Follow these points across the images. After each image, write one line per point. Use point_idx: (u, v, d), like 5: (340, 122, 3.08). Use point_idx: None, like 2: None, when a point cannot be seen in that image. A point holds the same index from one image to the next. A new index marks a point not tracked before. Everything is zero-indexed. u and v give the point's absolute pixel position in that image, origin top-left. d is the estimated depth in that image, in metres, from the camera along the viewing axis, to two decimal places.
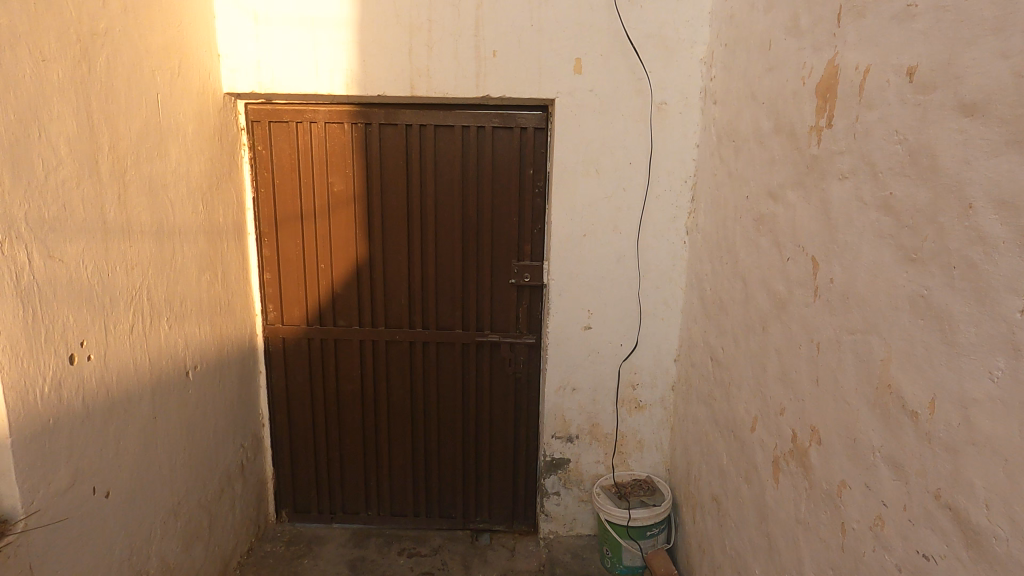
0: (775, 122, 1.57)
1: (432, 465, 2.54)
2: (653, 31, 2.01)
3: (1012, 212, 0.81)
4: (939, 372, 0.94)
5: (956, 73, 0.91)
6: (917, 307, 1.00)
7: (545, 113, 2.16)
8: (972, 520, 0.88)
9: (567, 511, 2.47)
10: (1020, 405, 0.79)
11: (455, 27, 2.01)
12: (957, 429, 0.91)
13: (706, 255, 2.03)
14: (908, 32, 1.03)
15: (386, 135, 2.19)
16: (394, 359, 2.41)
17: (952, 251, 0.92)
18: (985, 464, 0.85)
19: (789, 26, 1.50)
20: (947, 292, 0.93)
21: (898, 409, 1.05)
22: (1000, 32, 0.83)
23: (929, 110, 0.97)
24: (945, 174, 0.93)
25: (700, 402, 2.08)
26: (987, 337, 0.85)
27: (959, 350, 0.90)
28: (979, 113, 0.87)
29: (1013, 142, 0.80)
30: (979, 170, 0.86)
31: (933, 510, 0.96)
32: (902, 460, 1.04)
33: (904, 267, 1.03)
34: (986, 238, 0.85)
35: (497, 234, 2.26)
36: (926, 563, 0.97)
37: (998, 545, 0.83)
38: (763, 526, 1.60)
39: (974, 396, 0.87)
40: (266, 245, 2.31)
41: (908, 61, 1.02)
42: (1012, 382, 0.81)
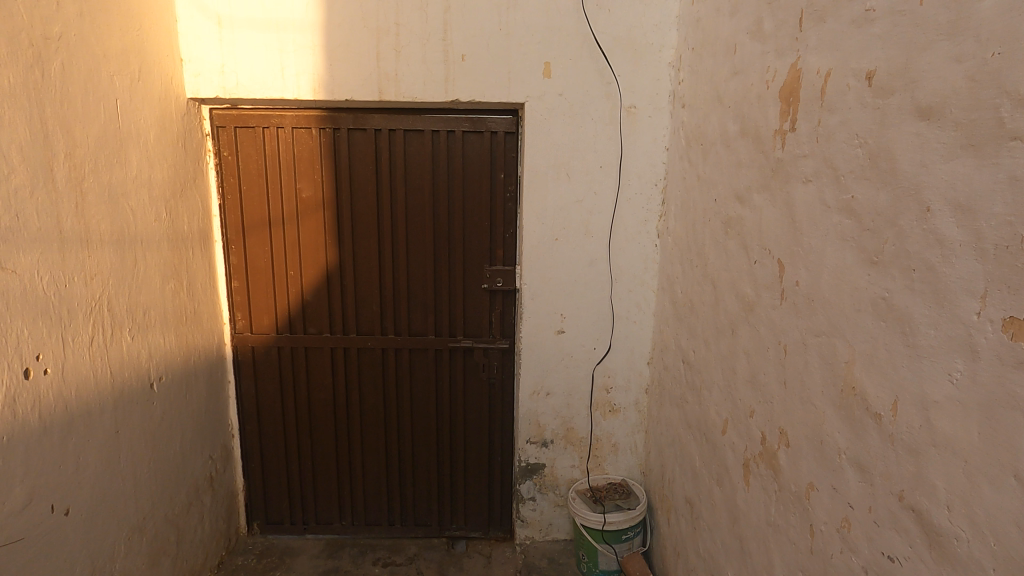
0: (741, 125, 1.57)
1: (407, 473, 2.50)
2: (621, 36, 2.02)
3: (968, 215, 0.81)
4: (900, 374, 0.94)
5: (913, 76, 0.91)
6: (880, 309, 1.00)
7: (515, 117, 2.14)
8: (934, 521, 0.88)
9: (543, 517, 2.46)
10: (979, 408, 0.79)
11: (424, 31, 1.99)
12: (919, 430, 0.90)
13: (677, 259, 2.04)
14: (868, 36, 1.03)
15: (354, 140, 2.16)
16: (367, 366, 2.37)
17: (911, 254, 0.92)
18: (946, 466, 0.85)
19: (753, 30, 1.51)
20: (907, 293, 0.93)
21: (862, 411, 1.05)
22: (954, 37, 0.83)
23: (887, 114, 0.98)
24: (904, 177, 0.93)
25: (673, 405, 2.08)
26: (947, 339, 0.85)
27: (919, 353, 0.90)
28: (934, 116, 0.87)
29: (968, 146, 0.81)
30: (935, 174, 0.86)
31: (897, 512, 0.96)
32: (866, 461, 1.04)
33: (866, 270, 1.03)
34: (943, 241, 0.85)
35: (469, 239, 2.24)
36: (891, 564, 0.97)
37: (959, 546, 0.83)
38: (735, 528, 1.60)
39: (934, 398, 0.87)
40: (233, 252, 2.26)
41: (868, 65, 1.03)
42: (970, 384, 0.81)
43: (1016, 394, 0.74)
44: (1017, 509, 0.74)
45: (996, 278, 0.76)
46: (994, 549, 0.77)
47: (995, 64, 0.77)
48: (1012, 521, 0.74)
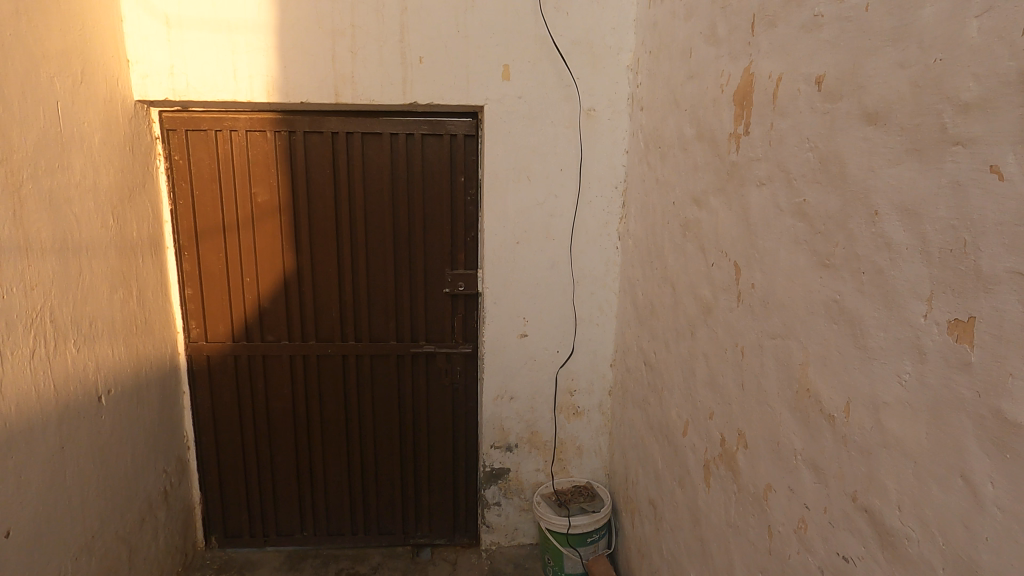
0: (697, 128, 1.57)
1: (370, 481, 2.45)
2: (579, 38, 2.01)
3: (914, 219, 0.81)
4: (852, 377, 0.94)
5: (861, 81, 0.91)
6: (832, 312, 1.00)
7: (475, 120, 2.12)
8: (886, 522, 0.88)
9: (508, 522, 2.43)
10: (926, 410, 0.79)
11: (380, 32, 1.95)
12: (870, 432, 0.91)
13: (637, 261, 2.04)
14: (816, 42, 1.04)
15: (311, 143, 2.10)
16: (327, 373, 2.32)
17: (861, 257, 0.92)
18: (896, 467, 0.85)
19: (708, 34, 1.51)
20: (858, 296, 0.93)
21: (816, 413, 1.05)
22: (898, 43, 0.83)
23: (836, 118, 0.98)
24: (853, 181, 0.94)
25: (635, 407, 2.08)
26: (896, 341, 0.85)
27: (870, 355, 0.90)
28: (881, 121, 0.87)
29: (912, 150, 0.81)
30: (883, 178, 0.86)
31: (851, 512, 0.96)
32: (821, 463, 1.04)
33: (818, 272, 1.03)
34: (891, 244, 0.85)
35: (430, 243, 2.21)
36: (846, 564, 0.97)
37: (910, 546, 0.83)
38: (696, 529, 1.60)
39: (884, 399, 0.87)
40: (186, 259, 2.19)
41: (817, 70, 1.03)
42: (917, 386, 0.81)
43: (962, 396, 0.74)
44: (965, 511, 0.74)
45: (941, 281, 0.76)
46: (943, 549, 0.77)
47: (937, 70, 0.77)
48: (961, 522, 0.74)
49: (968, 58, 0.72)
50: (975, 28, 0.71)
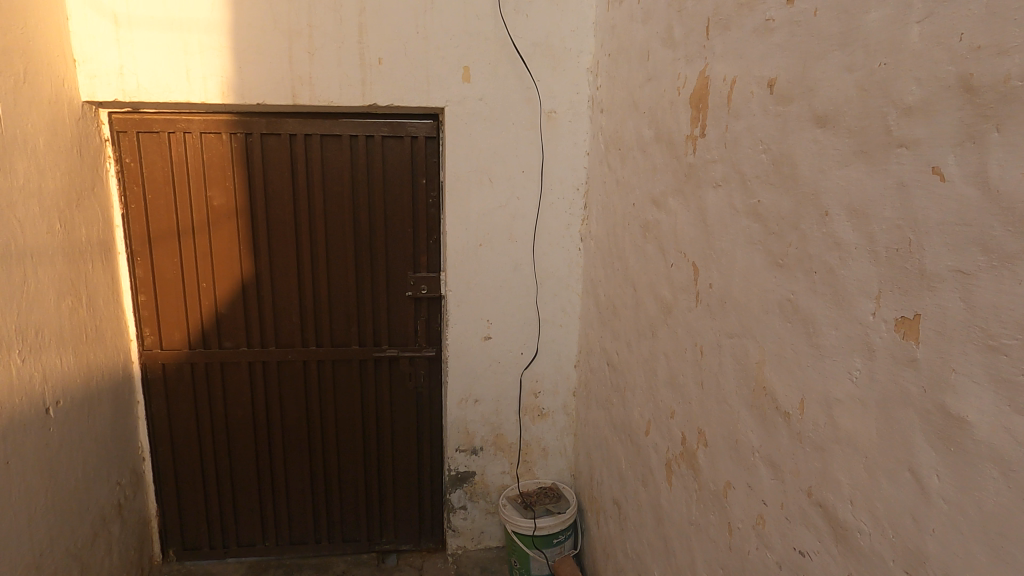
0: (655, 131, 1.59)
1: (333, 488, 2.41)
2: (539, 40, 2.01)
3: (862, 219, 0.82)
4: (806, 374, 0.96)
5: (811, 85, 0.93)
6: (786, 311, 1.01)
7: (436, 122, 2.10)
8: (839, 516, 0.89)
9: (474, 525, 2.42)
10: (875, 406, 0.81)
11: (337, 32, 1.92)
12: (824, 428, 0.92)
13: (600, 262, 2.04)
14: (768, 45, 1.05)
15: (268, 146, 2.06)
16: (288, 380, 2.27)
17: (813, 256, 0.93)
18: (849, 462, 0.87)
19: (664, 37, 1.53)
20: (810, 295, 0.95)
21: (773, 410, 1.06)
22: (846, 47, 0.85)
23: (788, 121, 0.99)
24: (804, 182, 0.95)
25: (599, 408, 2.09)
26: (847, 338, 0.86)
27: (822, 353, 0.92)
28: (830, 123, 0.88)
29: (860, 152, 0.82)
30: (832, 179, 0.88)
31: (806, 508, 0.97)
32: (778, 460, 1.05)
33: (773, 272, 1.05)
34: (841, 244, 0.87)
35: (392, 246, 2.18)
36: (803, 559, 0.99)
37: (862, 539, 0.85)
38: (659, 528, 1.61)
39: (836, 396, 0.89)
40: (139, 264, 2.12)
41: (769, 73, 1.05)
42: (867, 383, 0.82)
43: (909, 391, 0.75)
44: (913, 504, 0.75)
45: (887, 280, 0.78)
46: (893, 542, 0.78)
47: (882, 74, 0.78)
48: (910, 516, 0.76)
49: (910, 62, 0.73)
50: (916, 33, 0.73)
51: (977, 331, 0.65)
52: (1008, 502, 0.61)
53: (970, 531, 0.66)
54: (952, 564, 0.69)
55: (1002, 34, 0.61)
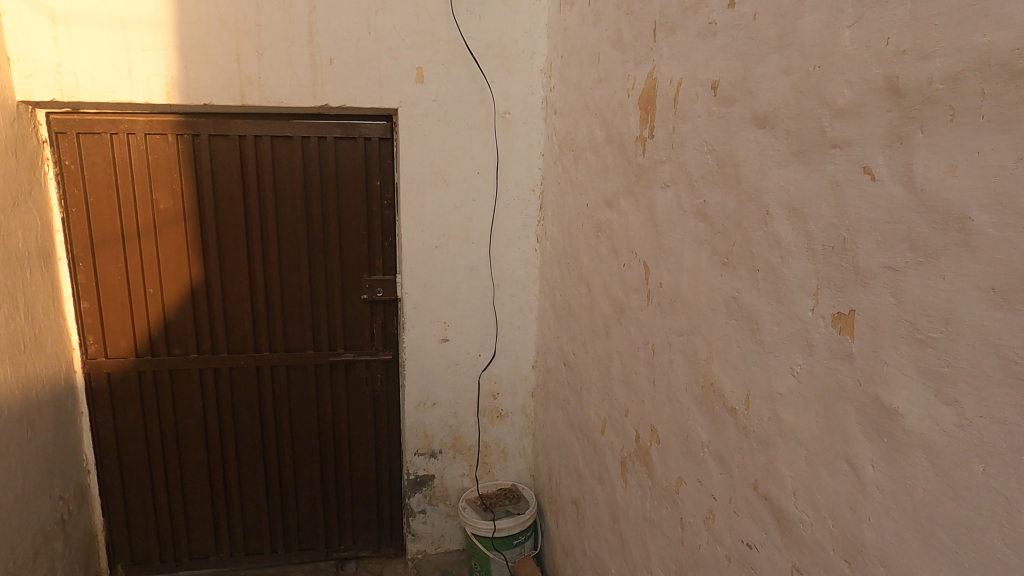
0: (607, 132, 1.60)
1: (289, 496, 2.36)
2: (492, 42, 2.01)
3: (800, 217, 0.83)
4: (751, 370, 0.97)
5: (751, 87, 0.95)
6: (732, 308, 1.03)
7: (389, 123, 2.08)
8: (784, 508, 0.90)
9: (434, 529, 2.40)
10: (815, 400, 0.82)
11: (287, 33, 1.88)
12: (768, 423, 0.93)
13: (555, 263, 2.05)
14: (712, 48, 1.07)
15: (216, 147, 2.00)
16: (240, 387, 2.21)
17: (756, 255, 0.95)
18: (792, 456, 0.88)
19: (614, 39, 1.54)
20: (753, 293, 0.96)
21: (720, 406, 1.08)
22: (783, 50, 0.87)
23: (731, 122, 1.01)
24: (747, 182, 0.97)
25: (557, 408, 2.10)
26: (788, 334, 0.87)
27: (766, 349, 0.93)
28: (770, 125, 0.90)
29: (797, 153, 0.84)
30: (773, 179, 0.89)
31: (753, 501, 0.99)
32: (726, 455, 1.06)
33: (718, 271, 1.07)
34: (782, 243, 0.88)
35: (346, 249, 2.15)
36: (750, 552, 1.00)
37: (805, 530, 0.86)
38: (616, 525, 1.62)
39: (779, 391, 0.90)
40: (82, 270, 2.03)
41: (712, 75, 1.07)
42: (807, 377, 0.83)
43: (845, 384, 0.76)
44: (851, 494, 0.76)
45: (824, 276, 0.78)
46: (834, 532, 0.79)
47: (816, 76, 0.80)
48: (848, 505, 0.76)
49: (842, 65, 0.74)
50: (846, 37, 0.74)
51: (906, 325, 0.65)
52: (938, 490, 0.62)
53: (903, 518, 0.67)
54: (887, 552, 0.70)
55: (924, 38, 0.62)
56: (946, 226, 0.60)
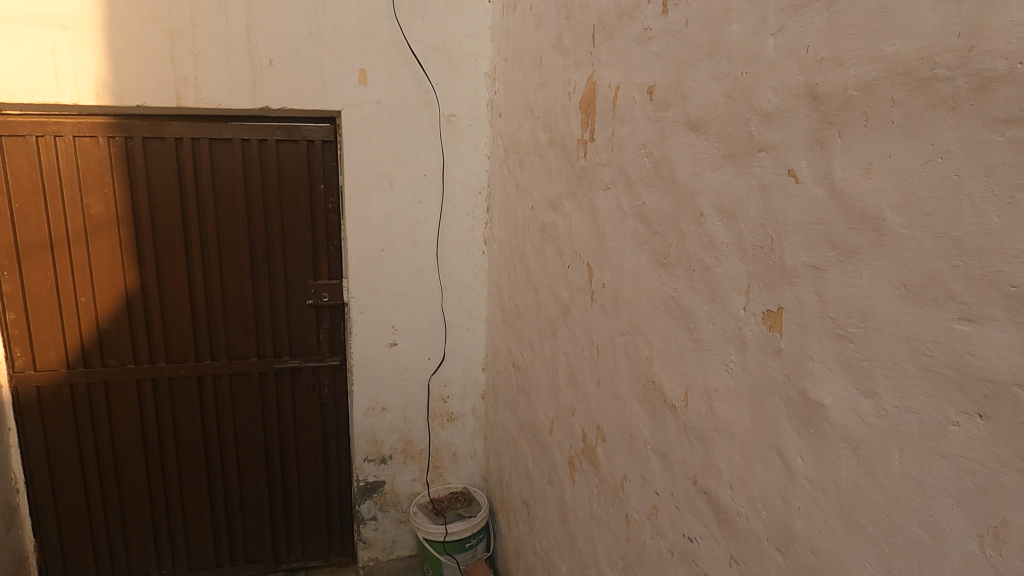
0: (550, 135, 1.62)
1: (234, 508, 2.29)
2: (436, 44, 2.00)
3: (730, 218, 0.84)
4: (689, 367, 0.98)
5: (684, 91, 0.97)
6: (670, 308, 1.04)
7: (333, 125, 2.04)
8: (721, 501, 0.91)
9: (385, 535, 2.37)
10: (747, 395, 0.83)
11: (224, 33, 1.83)
12: (705, 418, 0.94)
13: (503, 265, 2.06)
14: (647, 54, 1.09)
15: (151, 150, 1.93)
16: (181, 397, 2.14)
17: (691, 255, 0.96)
18: (727, 450, 0.89)
19: (555, 43, 1.56)
20: (689, 292, 0.97)
21: (661, 404, 1.09)
22: (713, 56, 0.88)
23: (666, 126, 1.03)
24: (682, 184, 0.99)
25: (506, 410, 2.11)
26: (722, 332, 0.88)
27: (702, 347, 0.94)
28: (701, 129, 0.92)
29: (727, 156, 0.85)
30: (705, 181, 0.91)
31: (693, 495, 1.00)
32: (667, 451, 1.08)
33: (657, 271, 1.08)
34: (714, 243, 0.89)
35: (290, 253, 2.11)
36: (691, 545, 1.01)
37: (741, 521, 0.86)
38: (565, 525, 1.64)
39: (715, 387, 0.91)
40: (6, 280, 1.91)
41: (649, 80, 1.09)
42: (740, 373, 0.84)
43: (775, 379, 0.76)
44: (782, 485, 0.76)
45: (754, 275, 0.79)
46: (767, 523, 0.80)
47: (744, 82, 0.81)
48: (779, 496, 0.77)
49: (767, 72, 0.76)
50: (770, 45, 0.75)
51: (829, 322, 0.65)
52: (860, 479, 0.62)
53: (829, 507, 0.67)
54: (815, 540, 0.70)
55: (840, 46, 0.63)
56: (862, 226, 0.60)
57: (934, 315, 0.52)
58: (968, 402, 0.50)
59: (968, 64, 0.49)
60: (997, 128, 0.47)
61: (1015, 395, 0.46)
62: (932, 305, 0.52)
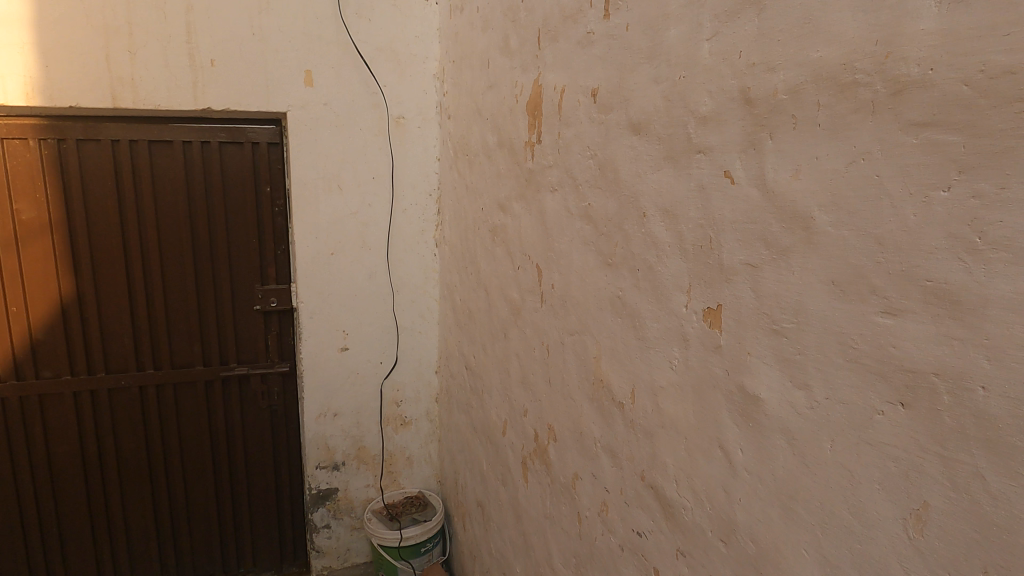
0: (498, 137, 1.62)
1: (180, 523, 2.21)
2: (384, 45, 1.99)
3: (672, 218, 0.86)
4: (635, 365, 1.00)
5: (626, 95, 0.99)
6: (617, 307, 1.06)
7: (278, 127, 2.00)
8: (667, 495, 0.93)
9: (339, 543, 2.34)
10: (690, 391, 0.85)
11: (163, 32, 1.78)
12: (651, 415, 0.96)
13: (454, 267, 2.05)
14: (590, 57, 1.11)
15: (86, 153, 1.85)
16: (122, 409, 2.05)
17: (635, 255, 0.98)
18: (672, 445, 0.91)
19: (502, 46, 1.56)
20: (634, 291, 0.99)
21: (610, 401, 1.11)
22: (653, 60, 0.90)
23: (610, 128, 1.05)
24: (625, 186, 1.00)
25: (460, 412, 2.11)
26: (666, 329, 0.90)
27: (647, 344, 0.96)
28: (643, 131, 0.94)
29: (668, 158, 0.87)
30: (648, 182, 0.93)
31: (641, 491, 1.02)
32: (616, 448, 1.10)
33: (603, 271, 1.10)
34: (657, 242, 0.91)
35: (236, 258, 2.06)
36: (640, 539, 1.03)
37: (685, 514, 0.88)
38: (519, 525, 1.65)
39: (660, 383, 0.93)
40: None
41: (592, 83, 1.11)
42: (683, 370, 0.86)
43: (715, 375, 0.78)
44: (724, 477, 0.78)
45: (695, 273, 0.81)
46: (710, 515, 0.82)
47: (682, 86, 0.83)
48: (721, 488, 0.79)
49: (702, 76, 0.78)
50: (705, 49, 0.77)
51: (765, 318, 0.68)
52: (796, 468, 0.64)
53: (769, 497, 0.69)
54: (755, 529, 0.72)
55: (770, 52, 0.65)
56: (793, 225, 0.62)
57: (859, 309, 0.54)
58: (890, 392, 0.52)
59: (885, 69, 0.51)
60: (911, 131, 0.49)
61: (933, 383, 0.48)
62: (857, 299, 0.54)
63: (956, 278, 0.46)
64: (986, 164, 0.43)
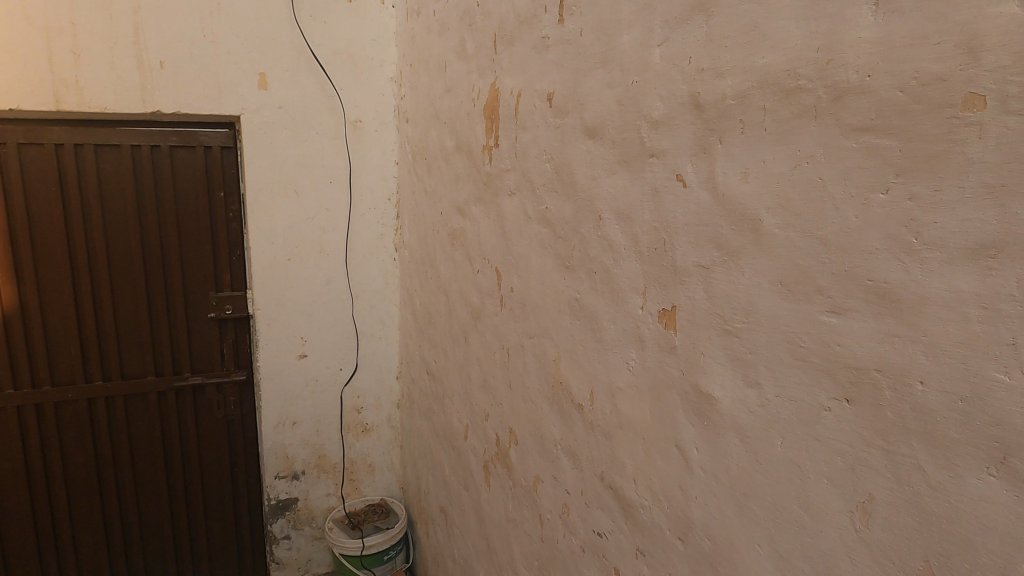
0: (456, 141, 1.62)
1: (132, 540, 2.13)
2: (339, 49, 1.97)
3: (627, 221, 0.88)
4: (593, 367, 1.01)
5: (581, 99, 1.00)
6: (575, 309, 1.07)
7: (232, 131, 1.96)
8: (626, 495, 0.94)
9: (300, 554, 2.30)
10: (647, 392, 0.86)
11: (109, 33, 1.73)
12: (610, 415, 0.97)
13: (413, 271, 2.04)
14: (546, 61, 1.12)
15: (27, 157, 1.77)
16: (69, 423, 1.97)
17: (592, 258, 0.99)
18: (630, 446, 0.92)
19: (459, 50, 1.56)
20: (591, 294, 1.00)
21: (569, 404, 1.12)
22: (606, 65, 0.91)
23: (565, 132, 1.06)
24: (581, 189, 1.01)
25: (422, 417, 2.09)
26: (623, 330, 0.91)
27: (605, 346, 0.97)
28: (598, 135, 0.95)
29: (622, 162, 0.88)
30: (603, 186, 0.94)
31: (600, 491, 1.02)
32: (576, 450, 1.10)
33: (561, 274, 1.11)
34: (612, 245, 0.92)
35: (189, 265, 2.01)
36: (600, 540, 1.03)
37: (644, 514, 0.89)
38: (482, 529, 1.64)
39: (618, 384, 0.94)
40: None
41: (547, 87, 1.12)
42: (640, 371, 0.87)
43: (671, 375, 0.79)
44: (680, 476, 0.79)
45: (649, 275, 0.82)
46: (668, 514, 0.83)
47: (635, 91, 0.84)
48: (678, 486, 0.80)
49: (654, 81, 0.79)
50: (657, 55, 0.79)
51: (717, 318, 0.69)
52: (748, 465, 0.65)
53: (723, 494, 0.71)
54: (710, 526, 0.73)
55: (718, 57, 0.67)
56: (742, 227, 0.64)
57: (806, 309, 0.56)
58: (836, 389, 0.53)
59: (827, 75, 0.52)
60: (851, 136, 0.50)
61: (875, 380, 0.49)
62: (804, 299, 0.56)
63: (895, 277, 0.47)
64: (920, 167, 0.45)
